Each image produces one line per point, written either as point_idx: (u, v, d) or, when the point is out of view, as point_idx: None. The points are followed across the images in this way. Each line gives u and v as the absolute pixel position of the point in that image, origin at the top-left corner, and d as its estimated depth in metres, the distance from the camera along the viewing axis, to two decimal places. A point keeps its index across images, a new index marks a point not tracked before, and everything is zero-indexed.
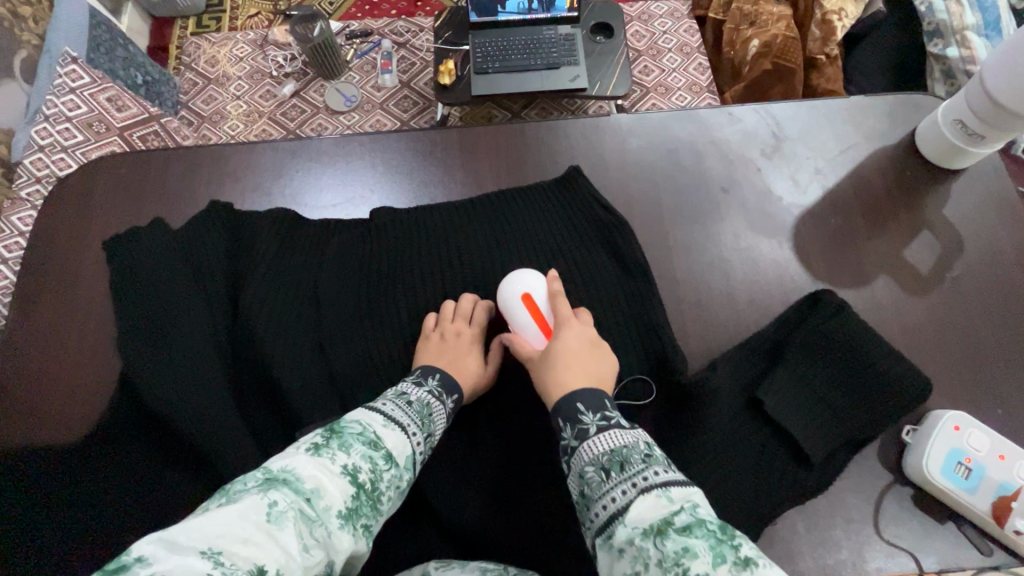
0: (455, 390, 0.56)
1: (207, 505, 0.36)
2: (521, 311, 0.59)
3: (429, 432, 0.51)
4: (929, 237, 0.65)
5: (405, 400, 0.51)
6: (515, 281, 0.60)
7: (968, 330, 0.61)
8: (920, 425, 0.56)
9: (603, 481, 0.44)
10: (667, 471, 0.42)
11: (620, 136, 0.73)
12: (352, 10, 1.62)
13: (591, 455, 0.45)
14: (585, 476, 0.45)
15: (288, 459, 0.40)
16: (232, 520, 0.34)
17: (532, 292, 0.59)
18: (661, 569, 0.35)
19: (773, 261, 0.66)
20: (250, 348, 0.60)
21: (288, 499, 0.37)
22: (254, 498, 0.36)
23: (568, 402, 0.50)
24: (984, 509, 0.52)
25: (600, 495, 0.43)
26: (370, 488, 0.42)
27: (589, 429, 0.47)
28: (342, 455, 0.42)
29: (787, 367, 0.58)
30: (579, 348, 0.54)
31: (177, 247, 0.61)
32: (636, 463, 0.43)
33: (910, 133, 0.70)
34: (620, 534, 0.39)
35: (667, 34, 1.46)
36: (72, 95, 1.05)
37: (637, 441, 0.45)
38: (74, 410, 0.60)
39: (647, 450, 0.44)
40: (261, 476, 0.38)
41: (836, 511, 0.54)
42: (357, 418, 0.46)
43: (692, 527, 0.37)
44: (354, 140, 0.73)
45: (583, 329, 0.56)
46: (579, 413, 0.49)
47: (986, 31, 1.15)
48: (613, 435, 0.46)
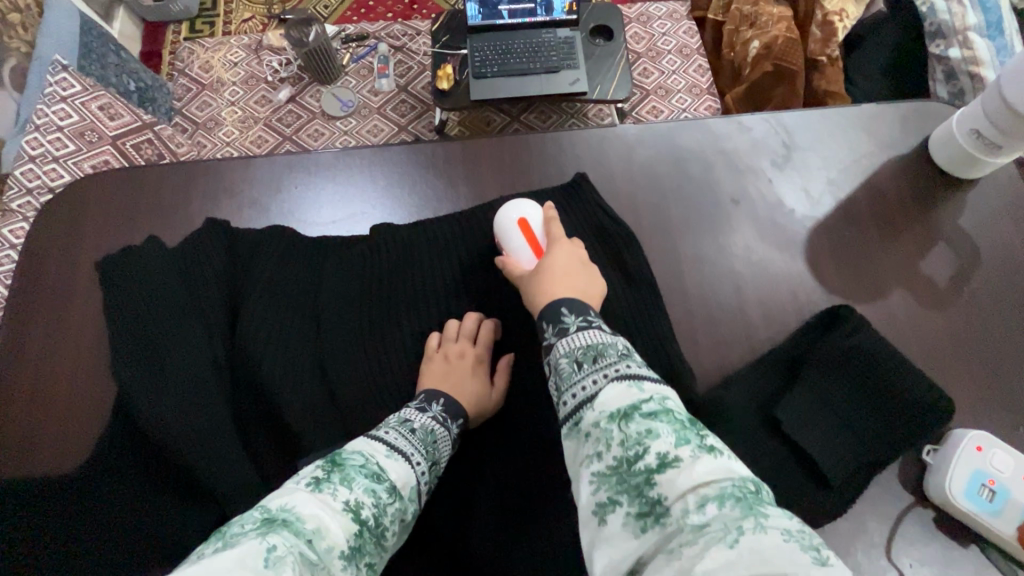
0: (459, 415, 0.54)
1: (200, 552, 0.33)
2: (515, 234, 0.58)
3: (433, 460, 0.49)
4: (944, 248, 0.64)
5: (409, 426, 0.49)
6: (510, 208, 0.60)
7: (986, 344, 0.59)
8: (941, 444, 0.55)
9: (575, 371, 0.43)
10: (641, 367, 0.42)
11: (627, 146, 0.71)
12: (347, 13, 1.60)
13: (565, 348, 0.45)
14: (558, 368, 0.44)
15: (287, 497, 0.37)
16: (229, 568, 0.30)
17: (526, 218, 0.59)
18: (623, 449, 0.36)
19: (786, 274, 0.64)
20: (249, 372, 0.58)
21: (288, 543, 0.34)
22: (251, 543, 0.32)
23: (552, 305, 0.49)
24: (1010, 532, 0.50)
25: (571, 384, 0.43)
26: (374, 524, 0.40)
27: (568, 326, 0.47)
28: (345, 490, 0.40)
29: (804, 385, 0.57)
30: (569, 264, 0.53)
31: (171, 268, 0.59)
32: (610, 356, 0.43)
33: (922, 142, 0.68)
34: (588, 418, 0.39)
35: (667, 36, 1.45)
36: (63, 103, 1.02)
37: (616, 339, 0.45)
38: (69, 435, 0.58)
39: (623, 348, 0.44)
40: (259, 517, 0.35)
41: (857, 535, 0.53)
42: (359, 449, 0.44)
43: (658, 413, 0.37)
44: (353, 152, 0.71)
45: (573, 247, 0.56)
46: (562, 313, 0.47)
47: (989, 31, 1.14)
48: (592, 334, 0.45)
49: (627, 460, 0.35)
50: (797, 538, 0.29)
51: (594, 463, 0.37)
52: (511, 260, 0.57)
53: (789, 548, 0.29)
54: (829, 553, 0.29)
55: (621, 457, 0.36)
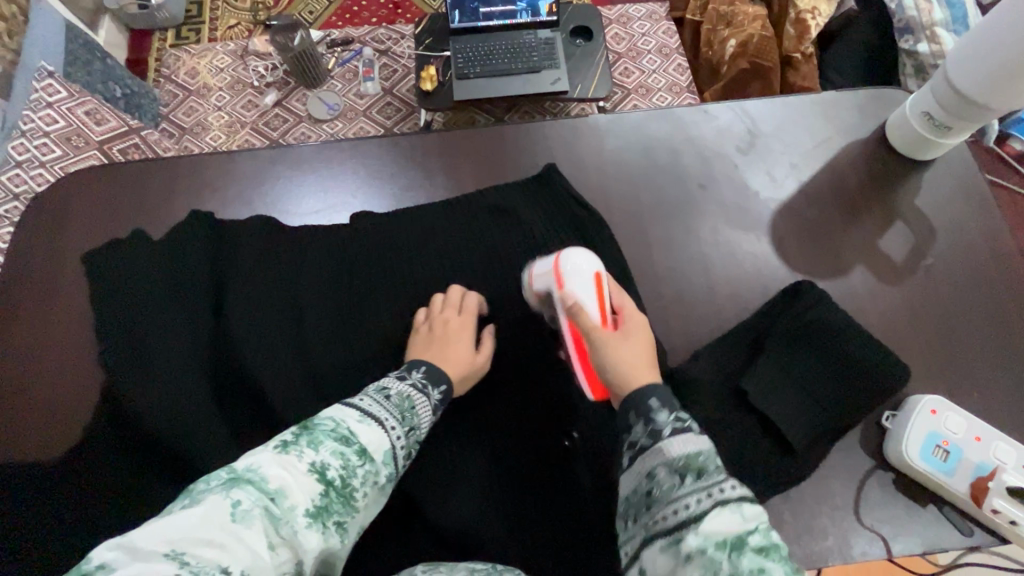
0: (442, 380, 0.55)
1: (171, 507, 0.36)
2: (593, 284, 0.55)
3: (410, 425, 0.49)
4: (902, 227, 0.67)
5: (384, 394, 0.50)
6: (577, 259, 0.56)
7: (942, 317, 0.62)
8: (899, 410, 0.57)
9: (675, 484, 0.40)
10: (740, 485, 0.39)
11: (598, 136, 0.73)
12: (332, 18, 1.62)
13: (665, 455, 0.42)
14: (654, 475, 0.41)
15: (253, 458, 0.39)
16: (196, 522, 0.33)
17: (602, 272, 0.56)
18: None
19: (751, 255, 0.67)
20: (233, 357, 0.59)
21: (253, 498, 0.36)
22: (215, 498, 0.35)
23: (642, 394, 0.46)
24: (963, 489, 0.53)
25: (669, 496, 0.40)
26: (341, 484, 0.41)
27: (664, 428, 0.43)
28: (311, 452, 0.41)
29: (770, 358, 0.59)
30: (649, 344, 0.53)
31: (157, 257, 0.61)
32: (714, 472, 0.40)
33: (880, 126, 0.72)
34: (690, 541, 0.37)
35: (646, 36, 1.49)
36: (49, 109, 1.04)
37: (712, 448, 0.42)
38: (57, 424, 0.59)
39: (719, 459, 0.41)
40: (225, 476, 0.37)
41: (822, 498, 0.55)
42: (331, 414, 0.45)
43: (769, 551, 0.35)
44: (335, 146, 0.73)
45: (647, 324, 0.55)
46: (654, 410, 0.45)
47: (955, 26, 1.19)
48: (689, 438, 0.43)
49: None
50: None
51: None
52: (591, 312, 0.53)
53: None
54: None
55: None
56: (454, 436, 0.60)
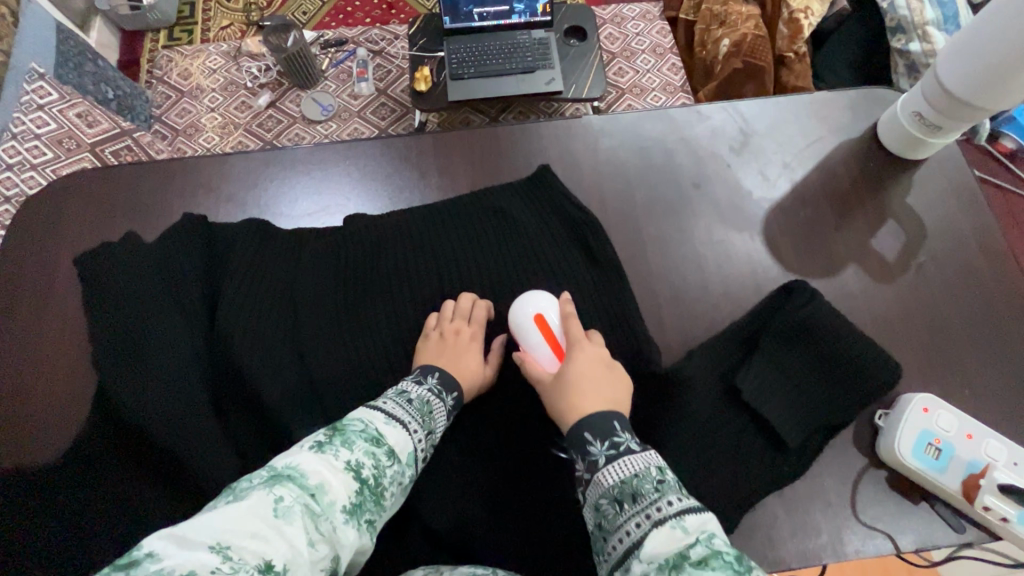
0: (454, 388, 0.56)
1: (214, 503, 0.37)
2: (532, 330, 0.59)
3: (429, 429, 0.51)
4: (894, 226, 0.67)
5: (405, 397, 0.52)
6: (525, 303, 0.60)
7: (935, 315, 0.63)
8: (891, 408, 0.58)
9: (617, 513, 0.44)
10: (680, 499, 0.43)
11: (592, 136, 0.73)
12: (326, 19, 1.62)
13: (604, 488, 0.46)
14: (600, 509, 0.46)
15: (291, 457, 0.41)
16: (242, 515, 0.34)
17: (544, 313, 0.59)
18: None
19: (745, 254, 0.67)
20: (228, 359, 0.59)
21: (294, 495, 0.37)
22: (260, 493, 0.36)
23: (576, 431, 0.50)
24: (955, 487, 0.53)
25: (615, 528, 0.44)
26: (373, 483, 0.42)
27: (598, 459, 0.48)
28: (345, 451, 0.42)
29: (764, 357, 0.59)
30: (591, 370, 0.54)
31: (151, 259, 0.60)
32: (648, 493, 0.44)
33: (871, 126, 0.72)
34: (636, 569, 0.40)
35: (640, 36, 1.49)
36: (40, 111, 1.03)
37: (647, 467, 0.46)
38: (51, 429, 0.59)
39: (658, 477, 0.45)
40: (266, 473, 0.39)
41: (816, 495, 0.55)
42: (359, 416, 0.47)
43: (707, 560, 0.37)
44: (328, 148, 0.73)
45: (596, 349, 0.56)
46: (587, 443, 0.49)
47: (946, 25, 1.19)
48: (626, 463, 0.47)
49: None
50: None
51: None
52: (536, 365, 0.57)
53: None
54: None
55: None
56: (450, 437, 0.60)
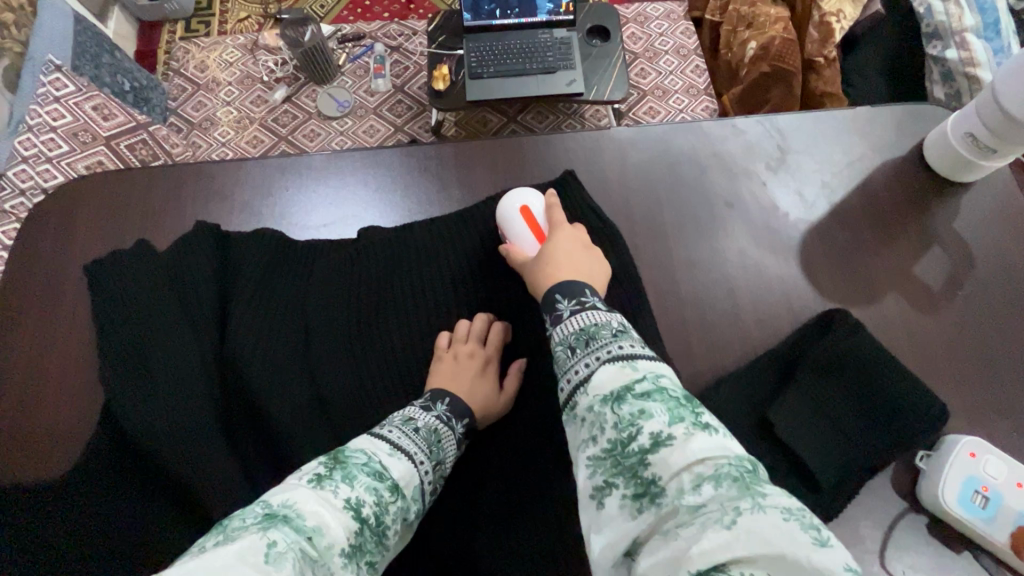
0: (465, 415, 0.54)
1: (201, 544, 0.34)
2: (517, 221, 0.59)
3: (437, 460, 0.49)
4: (939, 252, 0.63)
5: (412, 426, 0.49)
6: (512, 196, 0.61)
7: (981, 350, 0.59)
8: (934, 450, 0.54)
9: (569, 356, 0.44)
10: (634, 345, 0.43)
11: (620, 149, 0.70)
12: (343, 13, 1.59)
13: (561, 334, 0.46)
14: (555, 355, 0.46)
15: (288, 493, 0.38)
16: (229, 562, 0.31)
17: (530, 206, 0.60)
18: (617, 431, 0.37)
19: (779, 278, 0.64)
20: (238, 379, 0.57)
21: (289, 538, 0.34)
22: (252, 537, 0.33)
23: (548, 294, 0.50)
24: (1003, 539, 0.50)
25: (566, 369, 0.44)
26: (375, 522, 0.40)
27: (563, 313, 0.48)
28: (346, 488, 0.40)
29: (798, 390, 0.56)
30: (572, 248, 0.55)
31: (162, 269, 0.59)
32: (603, 338, 0.44)
33: (916, 145, 0.68)
34: (582, 402, 0.41)
35: (664, 37, 1.45)
36: (57, 104, 1.01)
37: (609, 319, 0.46)
38: (56, 437, 0.58)
39: (617, 327, 0.45)
40: (260, 512, 0.36)
41: (851, 540, 0.52)
42: (362, 447, 0.45)
43: (651, 393, 0.38)
44: (346, 154, 0.71)
45: (576, 234, 0.57)
46: (555, 302, 0.49)
47: (986, 33, 1.13)
48: (587, 316, 0.46)
49: (621, 441, 0.37)
50: (796, 515, 0.30)
51: (591, 445, 0.38)
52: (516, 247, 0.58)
53: (788, 526, 0.29)
54: (829, 534, 0.30)
55: (616, 439, 0.37)
56: (463, 462, 0.58)
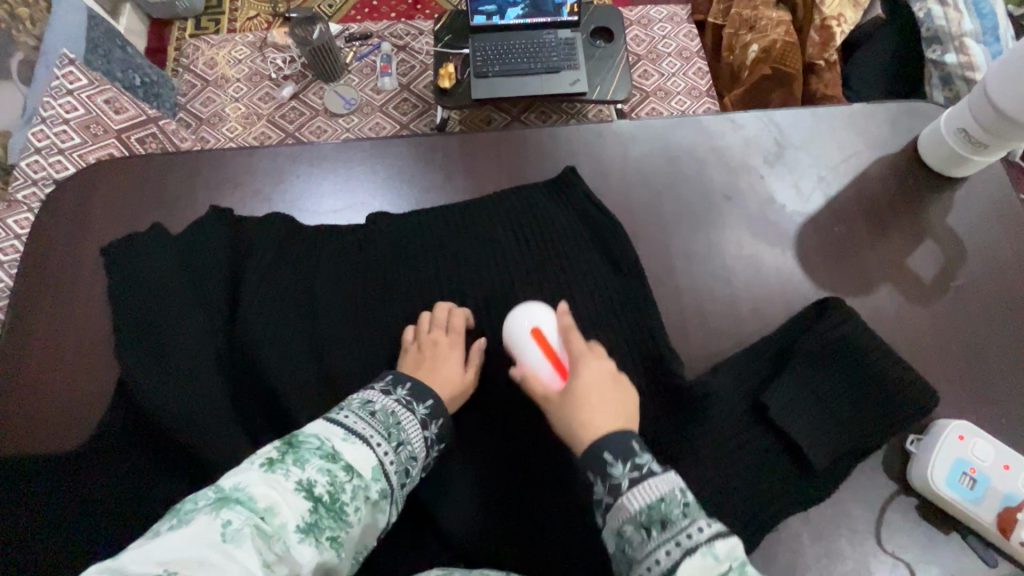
0: (427, 395, 0.53)
1: (158, 528, 0.35)
2: (531, 346, 0.56)
3: (398, 441, 0.48)
4: (932, 245, 0.65)
5: (369, 409, 0.49)
6: (521, 316, 0.58)
7: (972, 340, 0.61)
8: (925, 434, 0.56)
9: (644, 541, 0.42)
10: (706, 522, 0.41)
11: (622, 142, 0.72)
12: (351, 13, 1.62)
13: (631, 514, 0.43)
14: (623, 534, 0.43)
15: (241, 476, 0.39)
16: (183, 543, 0.33)
17: (541, 326, 0.57)
18: None
19: (775, 269, 0.65)
20: (246, 357, 0.58)
21: (243, 517, 0.36)
22: (203, 518, 0.35)
23: (594, 451, 0.46)
24: (989, 519, 0.51)
25: (643, 557, 0.41)
26: (330, 499, 0.40)
27: (621, 482, 0.44)
28: (297, 470, 0.40)
29: (793, 375, 0.58)
30: (600, 385, 0.51)
31: (175, 252, 0.61)
32: (676, 519, 0.41)
33: (911, 141, 0.70)
34: None
35: (667, 39, 1.47)
36: (69, 97, 1.04)
37: (672, 489, 0.43)
38: (70, 412, 0.60)
39: (683, 499, 0.43)
40: (214, 495, 0.37)
41: (842, 521, 0.54)
42: (316, 431, 0.44)
43: None
44: (355, 145, 0.73)
45: (600, 362, 0.53)
46: (607, 465, 0.45)
47: (985, 38, 1.15)
48: (649, 486, 0.43)
49: None
50: None
51: None
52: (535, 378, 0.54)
53: None
54: None
55: None
56: (466, 441, 0.59)
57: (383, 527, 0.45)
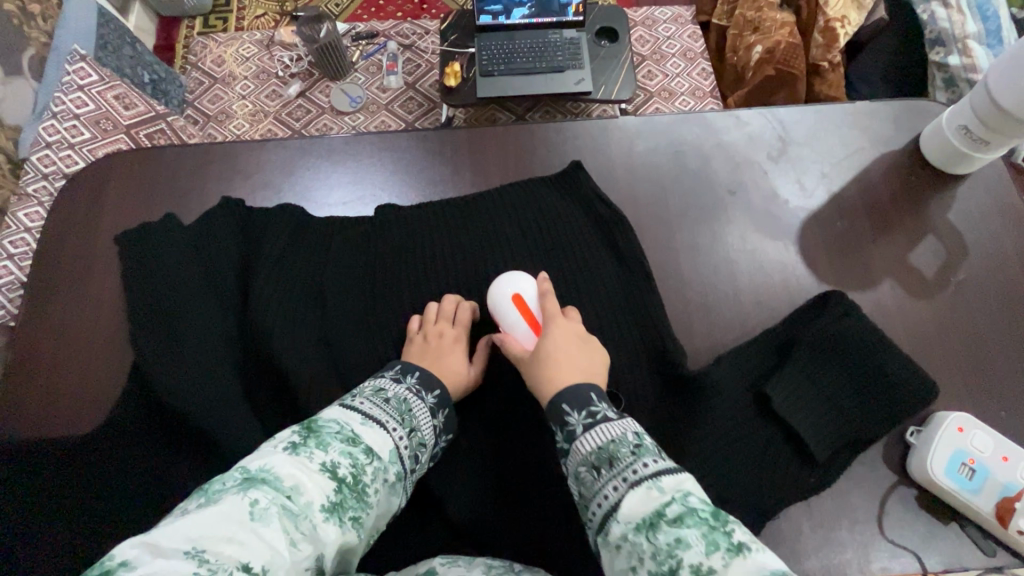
0: (435, 386, 0.54)
1: (186, 506, 0.36)
2: (511, 311, 0.59)
3: (411, 427, 0.49)
4: (933, 241, 0.66)
5: (382, 396, 0.50)
6: (503, 282, 0.60)
7: (972, 335, 0.62)
8: (924, 426, 0.57)
9: (595, 479, 0.45)
10: (656, 461, 0.44)
11: (627, 138, 0.73)
12: (358, 12, 1.63)
13: (583, 454, 0.47)
14: (579, 476, 0.46)
15: (266, 459, 0.40)
16: (215, 520, 0.34)
17: (521, 293, 0.59)
18: (656, 563, 0.37)
19: (779, 263, 0.66)
20: (257, 345, 0.59)
21: (270, 496, 0.37)
22: (233, 498, 0.35)
23: (555, 404, 0.51)
24: (989, 509, 0.52)
25: (594, 493, 0.44)
26: (352, 481, 0.41)
27: (576, 428, 0.48)
28: (320, 453, 0.41)
29: (795, 367, 0.58)
30: (571, 346, 0.54)
31: (189, 242, 0.62)
32: (625, 457, 0.44)
33: (913, 139, 0.71)
34: (615, 530, 0.41)
35: (671, 40, 1.48)
36: (80, 92, 1.05)
37: (624, 433, 0.46)
38: (84, 398, 0.61)
39: (635, 441, 0.46)
40: (240, 476, 0.38)
41: (842, 511, 0.55)
42: (335, 416, 0.45)
43: (682, 517, 0.39)
44: (364, 139, 0.74)
45: (571, 326, 0.57)
46: (565, 414, 0.49)
47: (988, 40, 1.15)
48: (602, 430, 0.47)
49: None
50: None
51: None
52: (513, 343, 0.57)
53: None
54: None
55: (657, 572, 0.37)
56: (472, 429, 0.60)
57: (396, 510, 0.47)
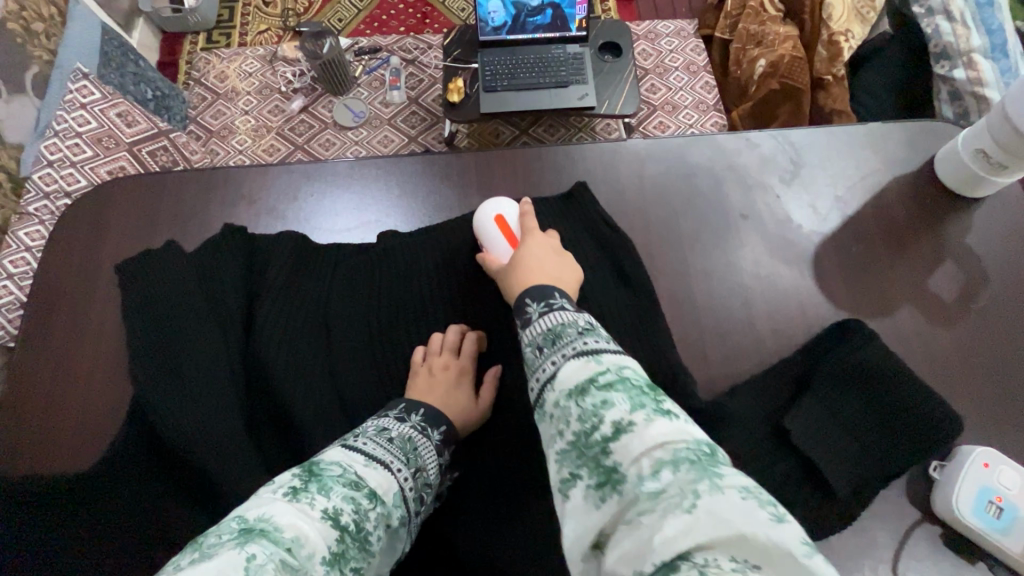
0: (442, 422, 0.53)
1: (178, 561, 0.33)
2: (491, 227, 0.61)
3: (417, 467, 0.48)
4: (951, 266, 0.64)
5: (386, 436, 0.48)
6: (487, 205, 0.62)
7: (994, 364, 0.60)
8: (948, 460, 0.55)
9: (538, 356, 0.44)
10: (601, 341, 0.42)
11: (637, 160, 0.72)
12: (361, 27, 1.63)
13: (532, 334, 0.46)
14: (525, 356, 0.46)
15: (265, 507, 0.37)
16: None
17: (503, 213, 0.61)
18: (580, 424, 0.37)
19: (794, 289, 0.65)
20: (264, 380, 0.58)
21: (268, 551, 0.34)
22: (229, 553, 0.32)
23: (520, 300, 0.50)
24: (1019, 551, 0.51)
25: (535, 368, 0.44)
26: (355, 529, 0.40)
27: (532, 316, 0.48)
28: (322, 499, 0.39)
29: (814, 398, 0.57)
30: (543, 255, 0.55)
31: (191, 271, 0.60)
32: (569, 336, 0.43)
33: (928, 161, 0.70)
34: (549, 398, 0.40)
35: (674, 53, 1.47)
36: (83, 110, 1.04)
37: (576, 318, 0.45)
38: (86, 430, 0.59)
39: (584, 325, 0.44)
40: (237, 527, 0.35)
41: (866, 550, 0.53)
42: (336, 458, 0.44)
43: (614, 384, 0.38)
44: (369, 163, 0.73)
45: (546, 241, 0.58)
46: (524, 307, 0.49)
47: (993, 53, 1.13)
48: (554, 316, 0.46)
49: (585, 432, 0.36)
50: (753, 494, 0.30)
51: (558, 440, 0.38)
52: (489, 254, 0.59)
53: (746, 506, 0.29)
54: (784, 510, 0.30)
55: (580, 431, 0.36)
56: (481, 462, 0.58)
57: (399, 555, 0.45)
